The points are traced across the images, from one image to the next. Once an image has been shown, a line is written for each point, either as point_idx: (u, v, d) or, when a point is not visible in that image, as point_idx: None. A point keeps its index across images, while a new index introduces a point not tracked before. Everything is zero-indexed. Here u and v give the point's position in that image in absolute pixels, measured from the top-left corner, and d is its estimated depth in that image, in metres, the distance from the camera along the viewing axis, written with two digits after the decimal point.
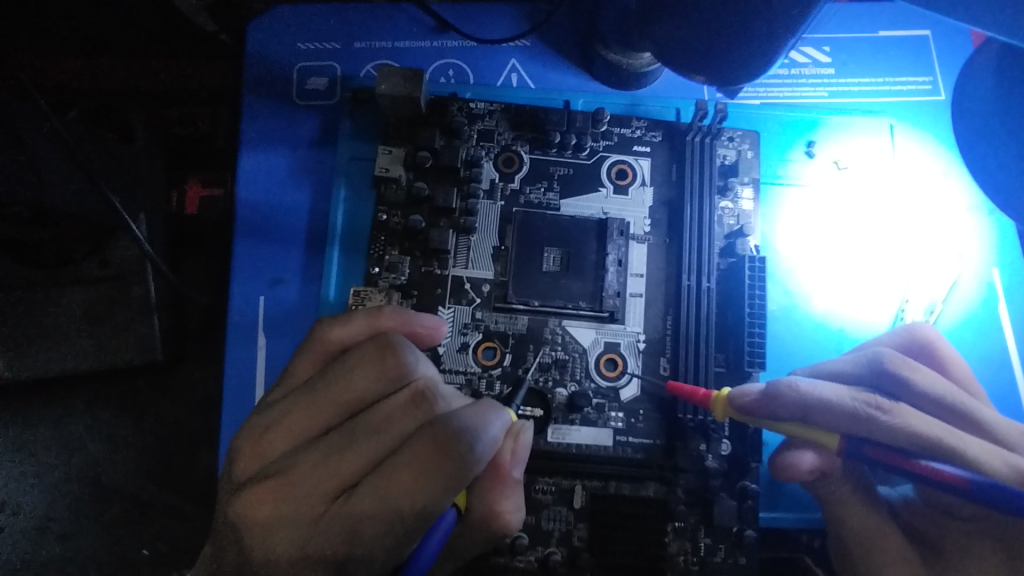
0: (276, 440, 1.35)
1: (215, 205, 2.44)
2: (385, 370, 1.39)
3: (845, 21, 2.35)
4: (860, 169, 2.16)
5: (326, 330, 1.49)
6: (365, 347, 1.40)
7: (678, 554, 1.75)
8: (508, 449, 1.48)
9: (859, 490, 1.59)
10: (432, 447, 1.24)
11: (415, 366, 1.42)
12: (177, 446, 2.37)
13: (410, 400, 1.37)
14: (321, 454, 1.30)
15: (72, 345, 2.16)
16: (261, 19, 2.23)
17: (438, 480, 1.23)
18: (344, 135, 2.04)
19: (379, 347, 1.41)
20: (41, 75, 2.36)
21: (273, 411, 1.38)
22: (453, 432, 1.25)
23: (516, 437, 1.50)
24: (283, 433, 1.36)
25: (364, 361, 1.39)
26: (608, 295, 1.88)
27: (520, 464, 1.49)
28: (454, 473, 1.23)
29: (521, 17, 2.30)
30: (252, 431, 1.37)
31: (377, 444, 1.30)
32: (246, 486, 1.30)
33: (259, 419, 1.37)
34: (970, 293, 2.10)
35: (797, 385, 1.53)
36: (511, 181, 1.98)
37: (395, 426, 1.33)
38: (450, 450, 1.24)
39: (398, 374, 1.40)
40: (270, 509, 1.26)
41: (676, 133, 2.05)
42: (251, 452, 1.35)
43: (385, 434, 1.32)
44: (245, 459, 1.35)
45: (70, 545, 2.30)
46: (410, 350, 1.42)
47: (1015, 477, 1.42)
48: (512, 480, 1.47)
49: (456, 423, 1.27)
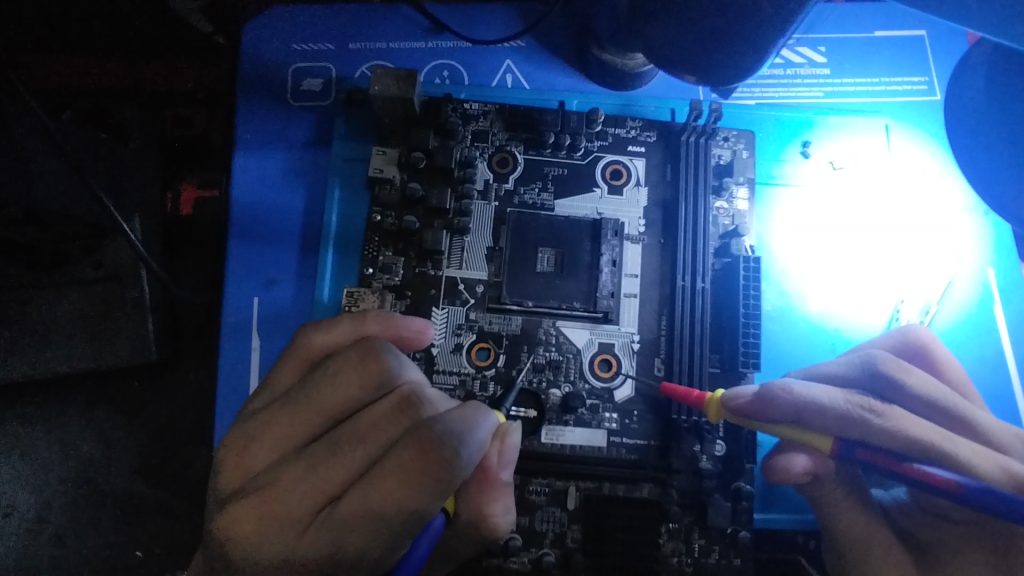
0: (261, 452, 1.35)
1: (209, 206, 2.45)
2: (368, 375, 1.39)
3: (840, 22, 2.34)
4: (855, 168, 2.15)
5: (308, 337, 1.49)
6: (348, 354, 1.40)
7: (672, 555, 1.75)
8: (495, 452, 1.47)
9: (853, 491, 1.58)
10: (416, 453, 1.24)
11: (400, 371, 1.42)
12: (173, 447, 2.38)
13: (396, 406, 1.36)
14: (304, 467, 1.29)
15: (66, 347, 2.16)
16: (256, 21, 2.23)
17: (425, 485, 1.22)
18: (338, 135, 2.04)
19: (361, 352, 1.41)
20: (36, 76, 2.36)
21: (255, 422, 1.38)
22: (438, 437, 1.25)
23: (503, 438, 1.48)
24: (266, 445, 1.35)
25: (346, 367, 1.39)
26: (602, 295, 1.88)
27: (508, 466, 1.48)
28: (440, 479, 1.23)
29: (516, 17, 2.30)
30: (233, 444, 1.37)
31: (362, 451, 1.30)
32: (229, 501, 1.30)
33: (241, 431, 1.37)
34: (966, 293, 2.09)
35: (791, 387, 1.53)
36: (505, 181, 1.97)
37: (380, 434, 1.32)
38: (437, 455, 1.24)
39: (383, 381, 1.40)
40: (254, 525, 1.25)
41: (670, 132, 2.05)
42: (234, 464, 1.35)
43: (369, 441, 1.31)
44: (228, 472, 1.35)
45: (65, 545, 2.30)
46: (393, 354, 1.42)
47: (1007, 480, 1.42)
48: (500, 482, 1.47)
49: (441, 428, 1.26)
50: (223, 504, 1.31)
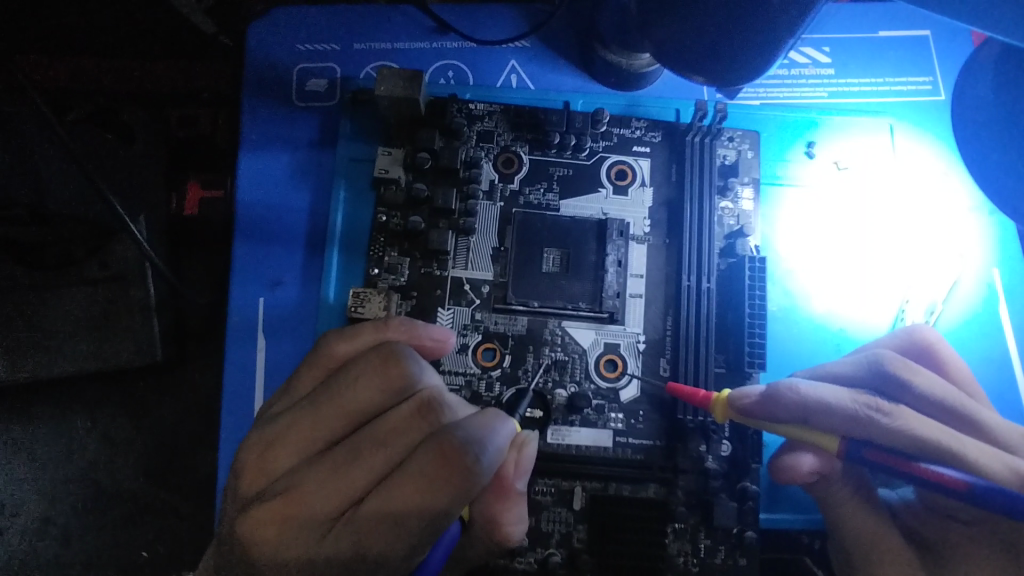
0: (282, 455, 1.35)
1: (216, 207, 2.43)
2: (389, 380, 1.38)
3: (845, 21, 2.34)
4: (861, 169, 2.16)
5: (331, 345, 1.50)
6: (368, 359, 1.39)
7: (678, 556, 1.75)
8: (512, 462, 1.45)
9: (859, 492, 1.59)
10: (437, 459, 1.23)
11: (420, 376, 1.40)
12: (178, 447, 2.38)
13: (416, 410, 1.36)
14: (325, 471, 1.29)
15: (71, 348, 2.16)
16: (261, 21, 2.23)
17: (445, 490, 1.22)
18: (344, 136, 2.04)
19: (382, 357, 1.40)
20: (41, 77, 2.37)
21: (276, 424, 1.37)
22: (459, 445, 1.24)
23: (520, 448, 1.46)
24: (289, 448, 1.35)
25: (367, 371, 1.38)
26: (608, 295, 1.88)
27: (523, 476, 1.47)
28: (461, 486, 1.22)
29: (521, 18, 2.30)
30: (255, 445, 1.36)
31: (383, 456, 1.30)
32: (252, 505, 1.30)
33: (262, 433, 1.37)
34: (971, 293, 2.10)
35: (798, 387, 1.53)
36: (510, 181, 1.97)
37: (401, 438, 1.32)
38: (457, 461, 1.23)
39: (403, 385, 1.39)
40: (276, 530, 1.25)
41: (675, 132, 2.05)
42: (256, 467, 1.35)
43: (390, 446, 1.31)
44: (249, 475, 1.35)
45: (70, 545, 2.30)
46: (415, 361, 1.41)
47: (1015, 480, 1.41)
48: (515, 492, 1.46)
49: (461, 434, 1.26)
50: (247, 505, 1.31)
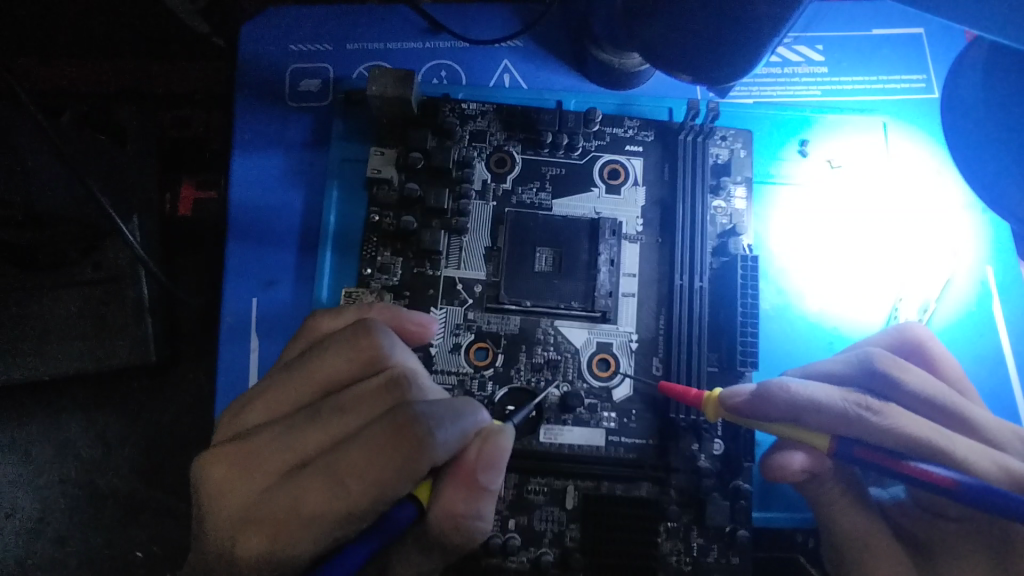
0: (253, 414, 1.38)
1: (210, 206, 2.45)
2: (359, 352, 1.40)
3: (838, 19, 2.34)
4: (851, 167, 2.15)
5: (316, 322, 1.55)
6: (343, 332, 1.42)
7: (671, 554, 1.75)
8: (474, 449, 1.35)
9: (848, 488, 1.60)
10: (390, 429, 1.23)
11: (390, 352, 1.42)
12: (173, 447, 2.39)
13: (383, 384, 1.36)
14: (283, 428, 1.31)
15: (64, 347, 2.17)
16: (253, 22, 2.23)
17: (391, 461, 1.21)
18: (337, 136, 2.04)
19: (354, 331, 1.42)
20: (36, 79, 2.38)
21: (255, 387, 1.43)
22: (415, 416, 1.24)
23: (487, 439, 1.36)
24: (261, 407, 1.39)
25: (339, 342, 1.40)
26: (600, 294, 1.88)
27: (488, 468, 1.34)
28: (409, 458, 1.21)
29: (514, 18, 2.30)
30: (234, 403, 1.42)
31: (342, 422, 1.31)
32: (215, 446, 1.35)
33: (243, 392, 1.43)
34: (965, 292, 2.09)
35: (788, 386, 1.53)
36: (503, 181, 1.98)
37: (362, 408, 1.33)
38: (410, 434, 1.23)
39: (373, 358, 1.41)
40: (224, 472, 1.28)
41: (668, 132, 2.05)
42: (229, 421, 1.40)
43: (350, 414, 1.32)
44: (223, 428, 1.40)
45: (64, 545, 2.31)
46: (385, 334, 1.43)
47: (1005, 478, 1.42)
48: (478, 485, 1.33)
49: (419, 408, 1.26)
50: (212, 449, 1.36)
